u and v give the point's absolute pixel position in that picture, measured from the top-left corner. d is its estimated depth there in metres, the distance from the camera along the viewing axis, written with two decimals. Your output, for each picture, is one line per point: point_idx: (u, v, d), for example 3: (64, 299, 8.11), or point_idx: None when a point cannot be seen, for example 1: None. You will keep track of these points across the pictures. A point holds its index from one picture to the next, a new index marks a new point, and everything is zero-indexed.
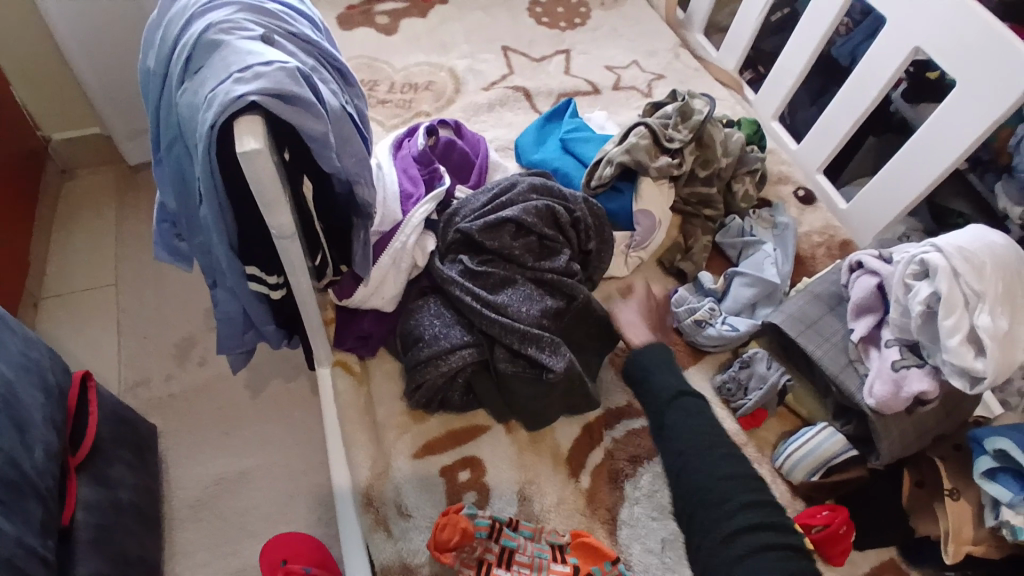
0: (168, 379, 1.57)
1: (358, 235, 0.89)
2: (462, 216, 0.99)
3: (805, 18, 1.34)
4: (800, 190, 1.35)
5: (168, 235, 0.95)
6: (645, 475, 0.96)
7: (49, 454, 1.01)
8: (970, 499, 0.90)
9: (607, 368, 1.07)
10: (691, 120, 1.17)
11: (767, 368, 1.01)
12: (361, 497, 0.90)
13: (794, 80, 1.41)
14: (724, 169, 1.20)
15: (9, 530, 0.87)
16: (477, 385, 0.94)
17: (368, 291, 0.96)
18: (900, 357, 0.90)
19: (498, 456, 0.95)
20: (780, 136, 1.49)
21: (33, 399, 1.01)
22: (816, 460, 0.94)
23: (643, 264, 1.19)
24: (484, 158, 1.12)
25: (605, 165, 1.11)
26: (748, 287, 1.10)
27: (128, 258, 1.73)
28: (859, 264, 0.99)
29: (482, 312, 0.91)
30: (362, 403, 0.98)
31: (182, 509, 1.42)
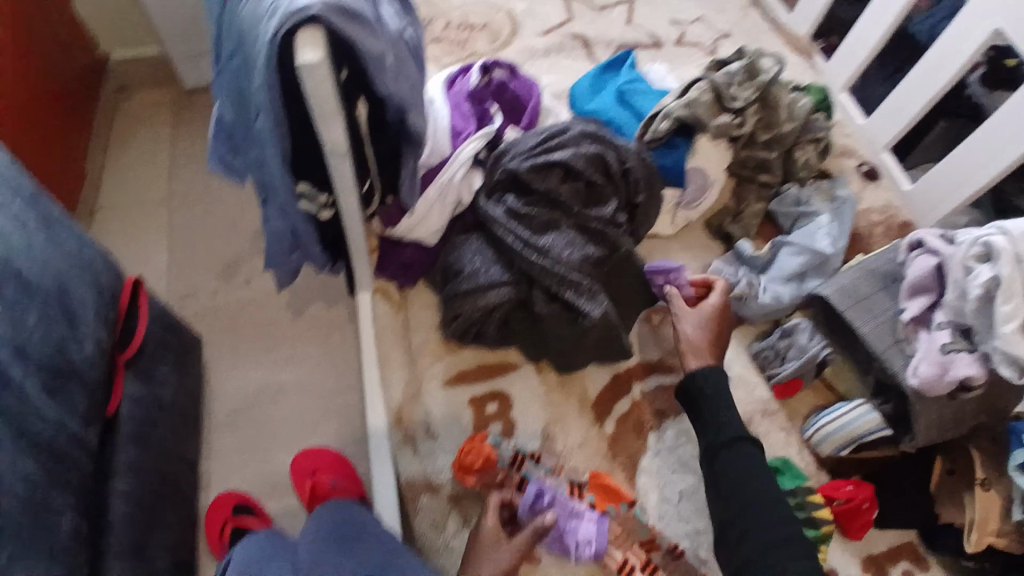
0: (212, 295, 1.61)
1: (408, 164, 0.87)
2: (511, 156, 0.94)
3: None
4: (864, 166, 1.26)
5: (223, 149, 0.91)
6: (670, 429, 0.97)
7: (99, 347, 1.05)
8: (1001, 491, 0.87)
9: (642, 323, 1.05)
10: (759, 79, 1.07)
11: (808, 340, 0.99)
12: (393, 415, 0.96)
13: (869, 52, 1.29)
14: (786, 134, 1.10)
15: (52, 412, 0.92)
16: (514, 320, 0.95)
17: (413, 221, 0.95)
18: (950, 340, 0.85)
19: (526, 392, 0.97)
20: (847, 109, 1.36)
21: (87, 291, 1.03)
22: (847, 436, 0.92)
23: (689, 225, 1.13)
24: (537, 100, 1.04)
25: (661, 119, 1.05)
26: (795, 257, 1.04)
27: (179, 174, 1.75)
28: (919, 243, 0.93)
29: (525, 253, 0.89)
30: (399, 328, 1.01)
31: (219, 415, 1.50)
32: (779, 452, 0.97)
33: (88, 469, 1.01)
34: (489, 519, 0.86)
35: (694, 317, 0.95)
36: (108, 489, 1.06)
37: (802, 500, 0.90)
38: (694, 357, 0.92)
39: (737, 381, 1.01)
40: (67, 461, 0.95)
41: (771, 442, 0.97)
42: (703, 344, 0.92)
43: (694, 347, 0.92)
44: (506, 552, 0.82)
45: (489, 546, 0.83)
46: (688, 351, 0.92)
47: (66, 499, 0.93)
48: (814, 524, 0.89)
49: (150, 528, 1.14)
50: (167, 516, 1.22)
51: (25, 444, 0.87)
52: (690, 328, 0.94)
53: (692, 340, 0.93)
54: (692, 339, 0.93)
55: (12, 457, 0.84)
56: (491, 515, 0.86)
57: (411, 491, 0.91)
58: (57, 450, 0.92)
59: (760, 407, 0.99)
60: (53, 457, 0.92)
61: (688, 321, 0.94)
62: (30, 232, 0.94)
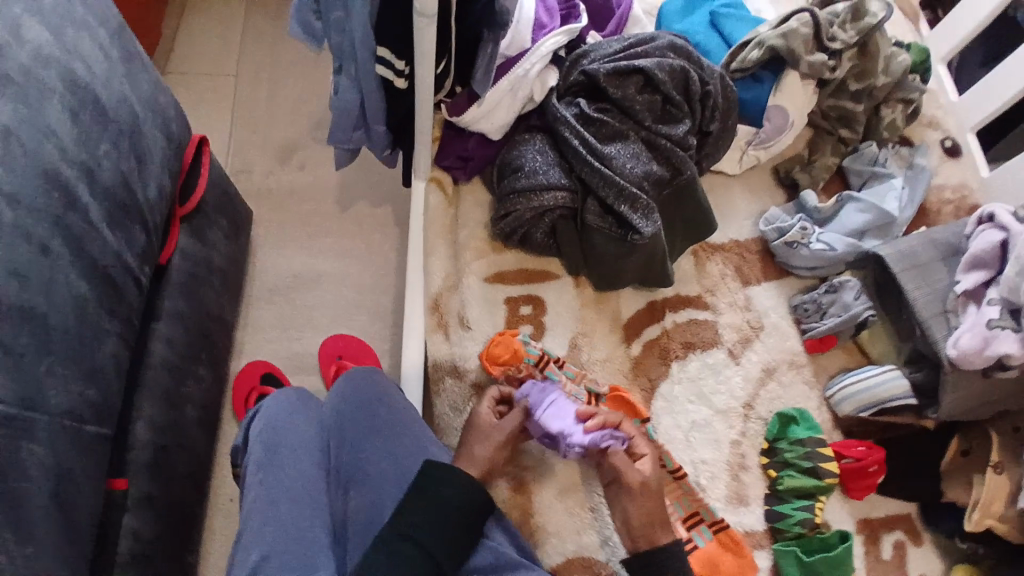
0: (268, 175, 1.56)
1: (485, 48, 0.87)
2: (590, 59, 0.96)
3: None
4: (948, 140, 1.20)
5: (305, 10, 0.89)
6: (694, 361, 0.98)
7: (161, 193, 1.04)
8: (1013, 476, 0.87)
9: (687, 258, 1.05)
10: (861, 22, 1.03)
11: (853, 299, 0.98)
12: (431, 301, 0.99)
13: (977, 25, 1.18)
14: (878, 88, 1.07)
15: (111, 242, 0.91)
16: (560, 231, 0.96)
17: (479, 113, 0.96)
18: (998, 317, 0.84)
19: (560, 303, 0.99)
20: (943, 82, 1.26)
21: (155, 139, 1.02)
22: (870, 398, 0.93)
23: (756, 167, 1.14)
24: (626, 10, 1.05)
25: (753, 47, 1.03)
26: (860, 213, 1.04)
27: (250, 52, 1.67)
28: (989, 218, 0.92)
29: (586, 158, 0.92)
30: (447, 220, 1.03)
31: (260, 291, 1.47)
32: (798, 404, 0.98)
33: (139, 309, 1.02)
34: (484, 406, 0.89)
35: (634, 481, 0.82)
36: (151, 329, 1.10)
37: (809, 450, 0.91)
38: (663, 532, 0.81)
39: (771, 329, 1.02)
40: (121, 294, 0.95)
41: (790, 394, 0.98)
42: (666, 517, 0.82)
43: (660, 521, 0.81)
44: (499, 432, 0.85)
45: (483, 428, 0.86)
46: (656, 524, 0.81)
47: (112, 326, 0.94)
48: (818, 475, 0.90)
49: (180, 376, 1.15)
50: (198, 369, 1.22)
51: (83, 264, 0.87)
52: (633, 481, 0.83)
53: (648, 517, 0.81)
54: (647, 513, 0.81)
55: (68, 270, 0.84)
56: (488, 402, 0.89)
57: (436, 373, 0.95)
58: (113, 279, 0.93)
59: (789, 357, 1.00)
60: (110, 286, 0.92)
61: (630, 494, 0.82)
62: (111, 61, 0.94)
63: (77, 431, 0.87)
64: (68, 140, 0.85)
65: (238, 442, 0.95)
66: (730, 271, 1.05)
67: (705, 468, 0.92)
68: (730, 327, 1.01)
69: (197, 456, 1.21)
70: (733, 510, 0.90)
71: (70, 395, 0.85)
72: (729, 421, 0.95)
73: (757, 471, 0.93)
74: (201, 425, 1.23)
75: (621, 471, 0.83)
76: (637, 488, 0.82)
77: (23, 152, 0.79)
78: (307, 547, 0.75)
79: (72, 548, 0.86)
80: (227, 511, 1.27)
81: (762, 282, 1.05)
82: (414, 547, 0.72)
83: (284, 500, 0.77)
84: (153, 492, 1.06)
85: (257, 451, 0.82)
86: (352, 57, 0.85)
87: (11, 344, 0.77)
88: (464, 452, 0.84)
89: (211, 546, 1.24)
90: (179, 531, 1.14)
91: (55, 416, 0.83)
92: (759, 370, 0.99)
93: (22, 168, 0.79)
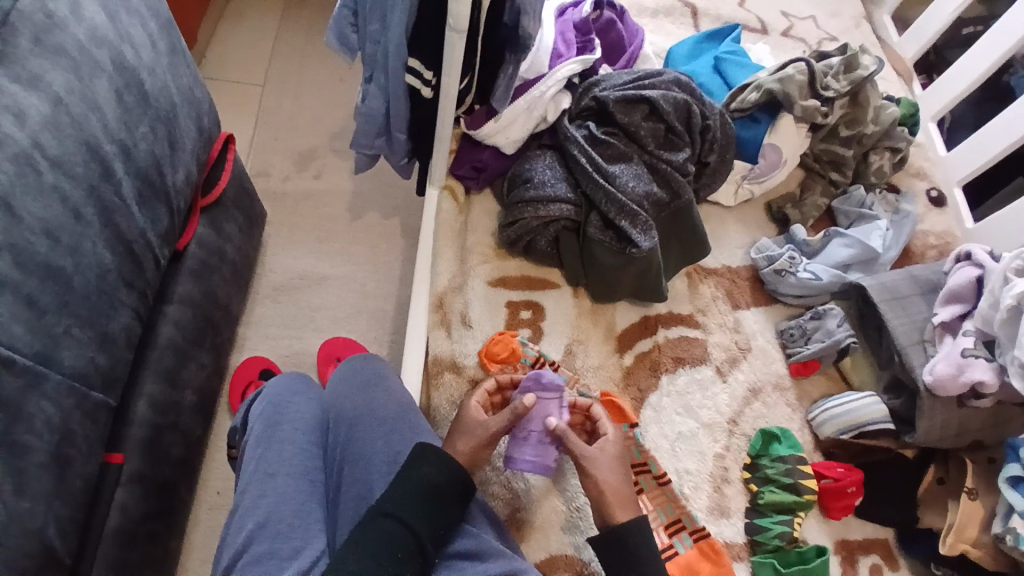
0: (285, 180, 1.60)
1: (506, 69, 0.94)
2: (602, 87, 1.04)
3: (1003, 21, 1.20)
4: (935, 190, 1.29)
5: (343, 23, 0.96)
6: (683, 375, 1.02)
7: (187, 180, 1.08)
8: (985, 503, 0.92)
9: (681, 279, 1.11)
10: (854, 74, 1.13)
11: (836, 326, 1.04)
12: (436, 299, 1.03)
13: (966, 87, 1.29)
14: (867, 135, 1.16)
15: (138, 217, 0.95)
16: (563, 241, 1.02)
17: (496, 127, 1.02)
18: (972, 346, 0.92)
19: (559, 310, 1.04)
20: (932, 137, 1.36)
21: (189, 128, 1.07)
22: (850, 421, 0.98)
23: (750, 202, 1.22)
24: (638, 47, 1.15)
25: (752, 90, 1.13)
26: (845, 248, 1.11)
27: (280, 64, 1.74)
28: (967, 256, 1.02)
29: (593, 175, 0.99)
30: (457, 226, 1.09)
31: (265, 289, 1.47)
32: (780, 424, 1.02)
33: (154, 287, 1.04)
34: (473, 401, 0.88)
35: (594, 453, 0.83)
36: (162, 312, 1.11)
37: (791, 467, 0.94)
38: (622, 509, 0.79)
39: (758, 351, 1.07)
40: (139, 266, 0.97)
41: (774, 414, 1.02)
42: (627, 494, 0.81)
43: (619, 496, 0.80)
44: (486, 430, 0.84)
45: (470, 418, 0.85)
46: (616, 501, 0.79)
47: (128, 298, 0.95)
48: (798, 491, 0.93)
49: (184, 360, 1.15)
50: (202, 357, 1.22)
51: (110, 234, 0.89)
52: (595, 460, 0.82)
53: (607, 490, 0.80)
54: (605, 488, 0.80)
55: (95, 238, 0.86)
56: (477, 394, 0.89)
57: (436, 367, 0.98)
58: (135, 253, 0.95)
59: (774, 380, 1.05)
60: (131, 259, 0.94)
61: (597, 468, 0.82)
62: (157, 51, 0.99)
63: (83, 395, 0.86)
64: (111, 116, 0.88)
65: (237, 423, 0.95)
66: (721, 294, 1.11)
67: (689, 478, 0.95)
68: (719, 346, 1.06)
69: (192, 439, 1.19)
70: (714, 521, 0.93)
71: (82, 357, 0.85)
72: (714, 434, 0.99)
73: (738, 484, 0.96)
74: (198, 411, 1.21)
75: (582, 452, 0.83)
76: (601, 459, 0.83)
77: (69, 122, 0.82)
78: (300, 519, 0.77)
79: (64, 511, 0.84)
80: (213, 503, 1.26)
81: (751, 307, 1.11)
82: (396, 524, 0.72)
83: (281, 475, 0.79)
84: (146, 471, 1.04)
85: (257, 427, 0.84)
86: (384, 67, 0.92)
87: (36, 299, 0.78)
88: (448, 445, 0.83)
89: (194, 531, 1.24)
90: (167, 514, 1.11)
91: (65, 375, 0.83)
92: (746, 389, 1.03)
93: (66, 137, 0.81)
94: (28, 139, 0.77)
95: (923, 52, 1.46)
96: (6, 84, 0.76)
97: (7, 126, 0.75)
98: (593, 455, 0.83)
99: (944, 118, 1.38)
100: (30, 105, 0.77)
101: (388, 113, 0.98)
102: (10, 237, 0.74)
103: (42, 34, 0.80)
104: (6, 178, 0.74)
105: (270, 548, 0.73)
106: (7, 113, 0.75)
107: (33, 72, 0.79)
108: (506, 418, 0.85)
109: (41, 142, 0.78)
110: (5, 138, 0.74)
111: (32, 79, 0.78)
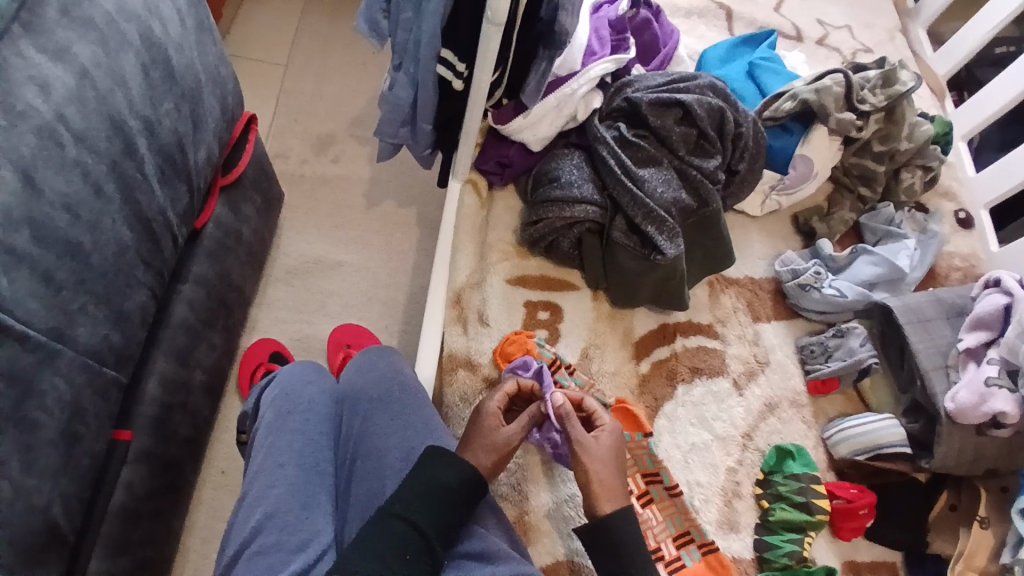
0: (303, 162, 1.58)
1: (538, 65, 0.93)
2: (635, 88, 1.02)
3: None
4: (962, 211, 1.26)
5: (375, 8, 0.94)
6: (699, 387, 1.01)
7: (208, 158, 1.07)
8: (996, 531, 0.92)
9: (702, 288, 1.10)
10: (892, 89, 1.11)
11: (858, 345, 1.03)
12: (453, 294, 1.02)
13: (999, 108, 1.25)
14: (900, 152, 1.14)
15: (158, 194, 0.94)
16: (586, 243, 1.01)
17: (525, 123, 1.01)
18: (996, 376, 0.91)
19: (576, 313, 1.03)
20: (962, 157, 1.32)
21: (213, 107, 1.06)
22: (867, 442, 0.96)
23: (776, 213, 1.20)
24: (672, 49, 1.13)
25: (787, 99, 1.11)
26: (871, 266, 1.09)
27: (303, 46, 1.72)
28: (995, 283, 1.01)
29: (621, 178, 0.97)
30: (478, 221, 1.08)
31: (278, 271, 1.46)
32: (795, 441, 1.00)
33: (170, 266, 1.03)
34: (493, 404, 0.85)
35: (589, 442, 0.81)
36: (176, 291, 1.10)
37: (803, 485, 0.93)
38: (608, 500, 0.77)
39: (776, 365, 1.05)
40: (157, 244, 0.96)
41: (789, 430, 1.01)
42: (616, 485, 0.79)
43: (607, 487, 0.78)
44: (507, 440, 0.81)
45: (489, 425, 0.82)
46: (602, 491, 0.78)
47: (144, 277, 0.94)
48: (809, 510, 0.92)
49: (196, 340, 1.15)
50: (213, 337, 1.21)
51: (130, 211, 0.88)
52: (590, 448, 0.81)
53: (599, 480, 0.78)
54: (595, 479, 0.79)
55: (115, 215, 0.85)
56: (498, 397, 0.86)
57: (449, 363, 0.97)
58: (153, 231, 0.94)
59: (791, 396, 1.04)
60: (149, 237, 0.93)
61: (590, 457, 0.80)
62: (185, 28, 0.97)
63: (96, 372, 0.86)
64: (136, 92, 0.87)
65: (248, 408, 0.94)
66: (742, 305, 1.10)
67: (700, 490, 0.94)
68: (737, 359, 1.05)
69: (200, 419, 1.19)
70: (723, 535, 0.92)
71: (96, 335, 0.85)
72: (727, 448, 0.98)
73: (749, 500, 0.95)
74: (207, 391, 1.21)
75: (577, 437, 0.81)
76: (593, 448, 0.81)
77: (94, 96, 0.80)
78: (309, 511, 0.76)
79: (70, 486, 0.83)
80: (217, 483, 1.26)
81: (771, 320, 1.10)
82: (404, 525, 0.71)
83: (290, 467, 0.78)
84: (153, 449, 1.04)
85: (269, 415, 0.84)
86: (415, 57, 0.90)
87: (54, 274, 0.77)
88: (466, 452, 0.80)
89: (196, 510, 1.24)
90: (171, 493, 1.11)
91: (78, 353, 0.82)
92: (761, 403, 1.02)
93: (91, 111, 0.80)
94: (52, 112, 0.75)
95: (955, 70, 1.42)
96: (32, 54, 0.74)
97: (32, 99, 0.73)
98: (587, 444, 0.81)
99: (974, 138, 1.34)
100: (56, 77, 0.76)
101: (415, 103, 0.96)
102: (31, 211, 0.73)
103: (70, 5, 0.79)
104: (30, 151, 0.73)
105: (277, 540, 0.72)
106: (33, 85, 0.73)
107: (61, 43, 0.77)
108: (524, 425, 0.83)
109: (65, 115, 0.77)
110: (30, 110, 0.73)
111: (60, 51, 0.77)
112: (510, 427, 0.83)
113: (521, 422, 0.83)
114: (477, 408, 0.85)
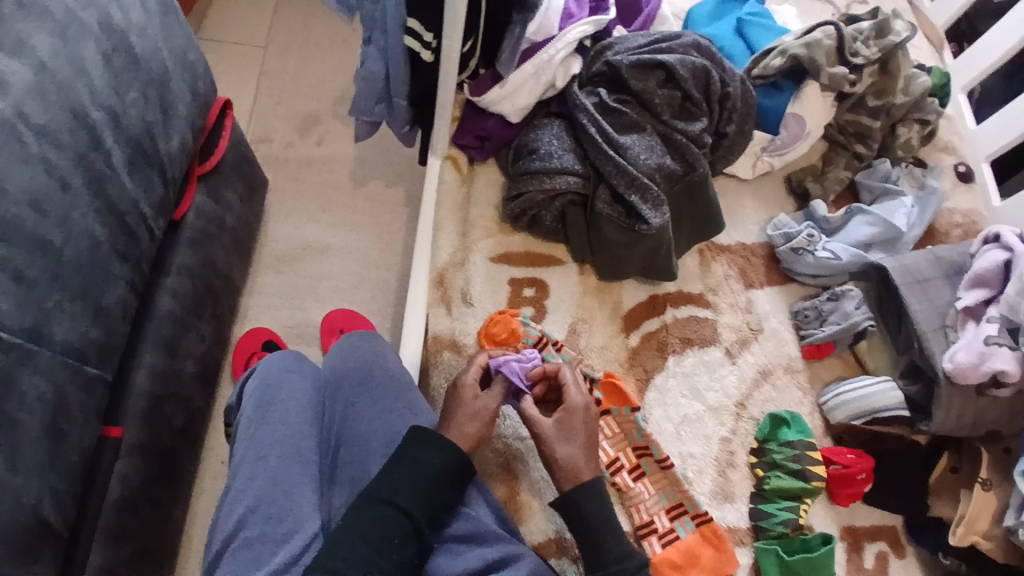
0: (287, 146, 1.54)
1: (513, 30, 0.91)
2: (615, 50, 0.98)
3: None
4: (961, 166, 1.22)
5: None
6: (691, 357, 0.99)
7: (183, 147, 1.02)
8: (999, 493, 0.90)
9: (693, 256, 1.07)
10: (885, 40, 1.07)
11: (853, 308, 1.01)
12: (437, 274, 1.00)
13: (997, 58, 1.19)
14: (896, 106, 1.10)
15: (129, 185, 0.90)
16: (570, 215, 0.98)
17: (501, 94, 0.96)
18: (997, 334, 0.88)
19: (564, 287, 1.01)
20: (961, 109, 1.27)
21: (184, 93, 1.01)
22: (861, 407, 0.95)
23: (769, 175, 1.17)
24: (654, 7, 1.09)
25: (775, 55, 1.07)
26: (867, 226, 1.07)
27: (281, 26, 1.67)
28: (995, 238, 0.97)
29: (602, 147, 0.94)
30: (459, 199, 1.05)
31: (268, 258, 1.44)
32: (791, 408, 0.99)
33: (150, 259, 0.99)
34: (472, 373, 0.84)
35: (555, 428, 0.80)
36: (158, 283, 1.08)
37: (799, 453, 0.92)
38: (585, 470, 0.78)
39: (770, 333, 1.03)
40: (134, 238, 0.92)
41: (784, 398, 0.99)
42: (584, 463, 0.78)
43: (573, 467, 0.78)
44: (488, 409, 0.80)
45: (465, 398, 0.80)
46: (567, 471, 0.78)
47: (122, 271, 0.90)
48: (805, 477, 0.91)
49: (184, 330, 1.13)
50: (202, 327, 1.20)
51: (101, 204, 0.85)
52: (555, 434, 0.80)
53: (569, 459, 0.78)
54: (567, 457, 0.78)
55: (86, 209, 0.82)
56: (475, 370, 0.84)
57: (435, 345, 0.96)
58: (129, 225, 0.90)
59: (786, 362, 1.02)
60: (124, 231, 0.90)
61: (559, 438, 0.79)
62: (147, 12, 0.93)
63: (78, 369, 0.83)
64: (98, 81, 0.84)
65: (232, 400, 0.92)
66: (734, 272, 1.08)
67: (693, 462, 0.93)
68: (730, 328, 1.03)
69: (195, 408, 1.18)
70: (717, 506, 0.91)
71: (75, 332, 0.82)
72: (720, 418, 0.97)
73: (744, 469, 0.94)
74: (199, 380, 1.20)
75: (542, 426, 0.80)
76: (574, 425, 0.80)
77: (55, 88, 0.78)
78: (293, 501, 0.75)
79: (59, 483, 0.82)
80: (217, 471, 1.27)
81: (765, 287, 1.07)
82: (389, 508, 0.70)
83: (270, 458, 0.77)
84: (147, 441, 1.03)
85: (250, 407, 0.82)
86: (383, 27, 0.86)
87: (24, 273, 0.75)
88: (450, 427, 0.78)
89: (198, 499, 1.24)
90: (170, 482, 1.11)
91: (56, 351, 0.80)
92: (756, 371, 1.01)
93: (52, 104, 0.78)
94: (11, 107, 0.73)
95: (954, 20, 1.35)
96: None
97: None
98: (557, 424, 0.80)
99: (974, 89, 1.28)
100: (11, 70, 0.74)
101: (389, 77, 0.92)
102: None
103: None
104: None
105: (262, 532, 0.72)
106: None
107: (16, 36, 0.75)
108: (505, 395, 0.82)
109: (25, 111, 0.75)
110: None
111: (16, 44, 0.75)
112: (492, 396, 0.82)
113: (502, 390, 0.83)
114: (455, 381, 0.83)
